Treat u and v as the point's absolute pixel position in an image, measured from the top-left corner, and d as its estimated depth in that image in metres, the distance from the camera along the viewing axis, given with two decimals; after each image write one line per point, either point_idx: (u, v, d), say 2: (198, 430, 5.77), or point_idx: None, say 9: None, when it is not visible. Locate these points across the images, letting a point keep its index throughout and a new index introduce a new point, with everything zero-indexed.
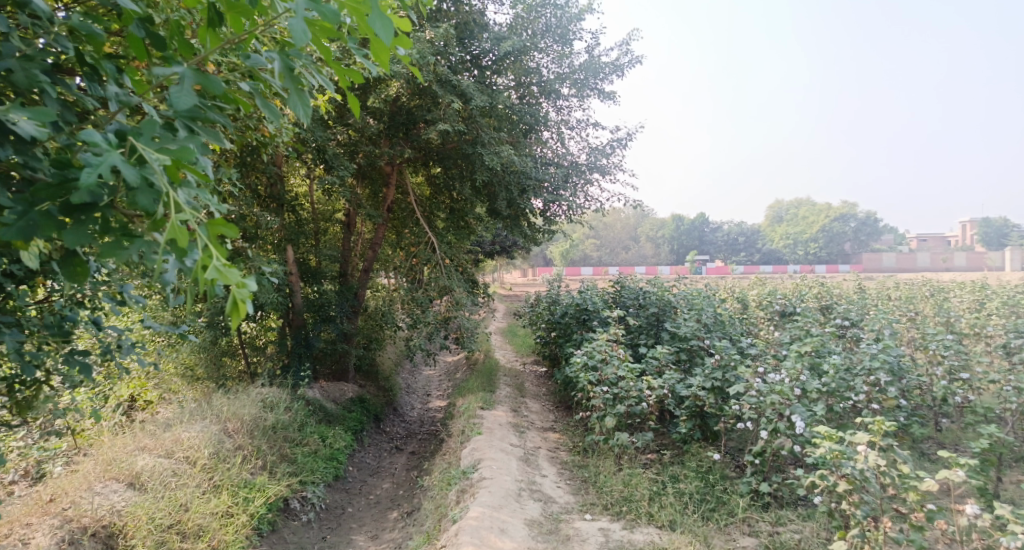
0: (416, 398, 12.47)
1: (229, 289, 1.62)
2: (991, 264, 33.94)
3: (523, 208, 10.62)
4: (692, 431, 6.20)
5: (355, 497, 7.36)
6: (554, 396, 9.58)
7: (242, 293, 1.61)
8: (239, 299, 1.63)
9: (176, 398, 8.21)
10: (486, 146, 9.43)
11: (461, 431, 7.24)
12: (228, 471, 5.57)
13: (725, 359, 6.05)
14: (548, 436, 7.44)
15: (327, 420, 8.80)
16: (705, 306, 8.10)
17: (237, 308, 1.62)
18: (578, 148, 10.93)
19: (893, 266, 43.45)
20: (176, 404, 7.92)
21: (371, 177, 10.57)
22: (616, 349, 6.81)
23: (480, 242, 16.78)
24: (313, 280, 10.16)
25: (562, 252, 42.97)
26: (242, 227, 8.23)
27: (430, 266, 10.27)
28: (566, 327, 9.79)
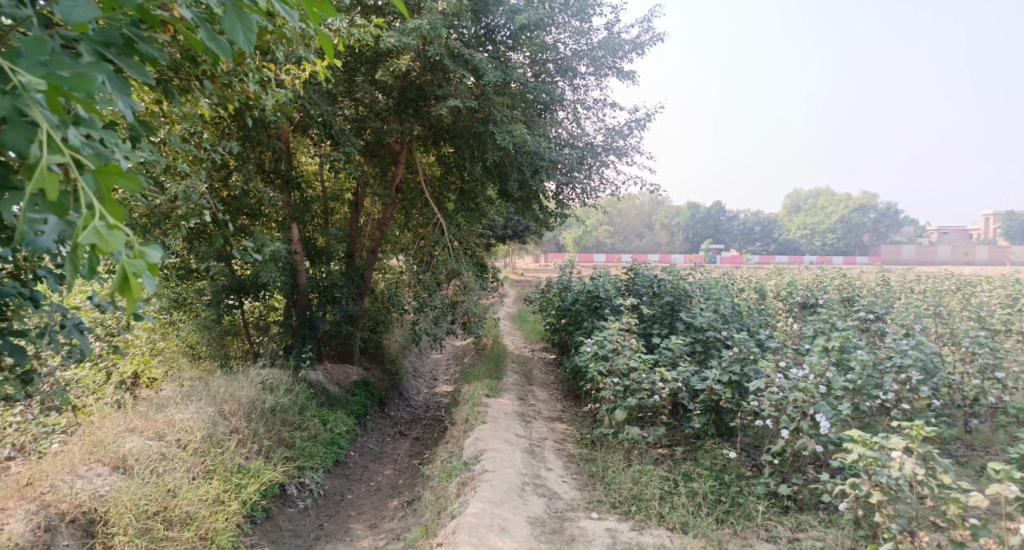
0: (422, 382, 12.28)
1: (120, 259, 1.09)
2: (1013, 260, 33.04)
3: (536, 190, 10.27)
4: (706, 426, 5.90)
5: (356, 483, 7.16)
6: (563, 384, 9.31)
7: (135, 263, 1.05)
8: (130, 273, 1.05)
9: (178, 375, 8.04)
10: (498, 124, 9.09)
11: (465, 419, 7.00)
12: (221, 455, 5.39)
13: (744, 352, 5.74)
14: (556, 427, 7.18)
15: (330, 403, 8.62)
16: (722, 295, 7.75)
17: (128, 287, 1.04)
18: (594, 129, 10.54)
19: (914, 258, 42.23)
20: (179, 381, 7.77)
21: (380, 156, 10.27)
22: (629, 338, 6.52)
23: (492, 225, 16.48)
24: (319, 260, 9.93)
25: (576, 237, 42.52)
26: (245, 203, 7.99)
27: (438, 248, 9.99)
28: (577, 314, 9.49)
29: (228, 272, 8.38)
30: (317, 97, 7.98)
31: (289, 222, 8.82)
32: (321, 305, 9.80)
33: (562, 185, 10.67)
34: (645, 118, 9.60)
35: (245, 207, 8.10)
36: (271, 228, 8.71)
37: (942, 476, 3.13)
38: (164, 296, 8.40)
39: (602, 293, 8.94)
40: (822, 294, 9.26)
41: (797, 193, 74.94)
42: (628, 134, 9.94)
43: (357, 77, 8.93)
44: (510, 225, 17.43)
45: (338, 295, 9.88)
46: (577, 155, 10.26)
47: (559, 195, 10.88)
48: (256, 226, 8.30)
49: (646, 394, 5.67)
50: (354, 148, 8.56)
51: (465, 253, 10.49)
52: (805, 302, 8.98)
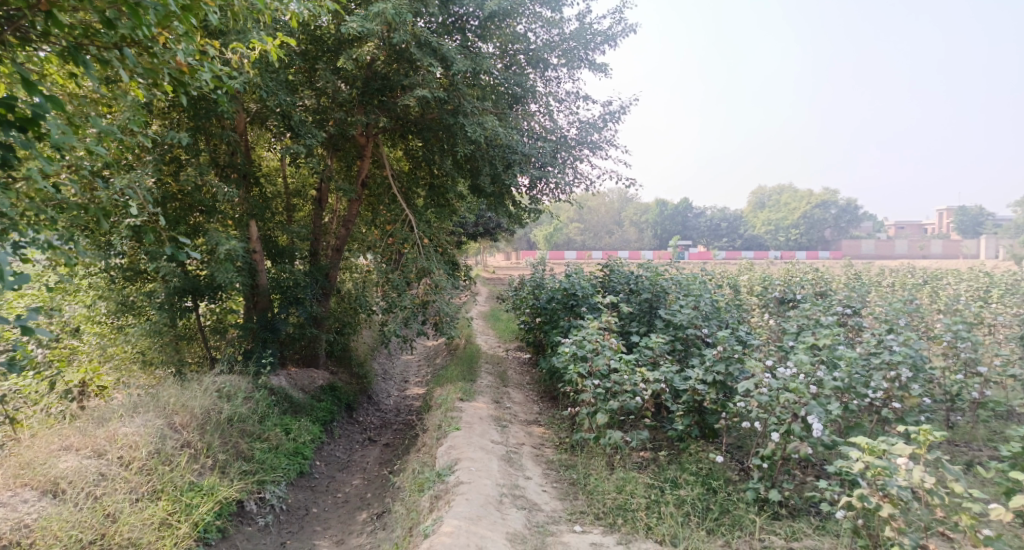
0: (392, 385, 11.86)
1: None
2: (968, 253, 33.99)
3: (508, 185, 9.91)
4: (689, 428, 5.67)
5: (321, 495, 6.74)
6: (538, 385, 9.02)
7: None
8: None
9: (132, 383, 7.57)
10: (468, 116, 8.76)
11: (438, 426, 6.65)
12: (170, 471, 4.93)
13: (728, 350, 5.52)
14: (532, 431, 6.89)
15: (294, 411, 8.15)
16: (701, 292, 7.53)
17: None
18: (567, 122, 10.25)
19: (874, 252, 43.00)
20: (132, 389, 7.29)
21: (345, 149, 9.81)
22: (608, 337, 6.26)
23: (463, 222, 16.10)
24: (280, 259, 9.43)
25: (546, 234, 42.37)
26: (198, 198, 7.48)
27: (407, 245, 9.58)
28: (552, 312, 9.20)
29: (182, 272, 7.87)
30: (275, 84, 7.50)
31: (247, 220, 8.29)
32: (283, 307, 9.31)
33: (535, 180, 10.32)
34: (620, 109, 9.34)
35: (198, 203, 7.60)
36: (228, 225, 8.21)
37: (953, 486, 2.92)
38: (110, 300, 7.86)
39: (578, 290, 8.66)
40: (799, 288, 9.15)
41: (762, 190, 76.37)
42: (602, 126, 9.66)
43: (318, 65, 8.46)
44: (482, 222, 17.08)
45: (302, 295, 9.41)
46: (551, 149, 9.95)
47: (532, 190, 10.54)
48: (211, 223, 7.80)
49: (628, 397, 5.42)
50: (316, 140, 8.11)
51: (435, 251, 10.11)
52: (782, 297, 8.85)
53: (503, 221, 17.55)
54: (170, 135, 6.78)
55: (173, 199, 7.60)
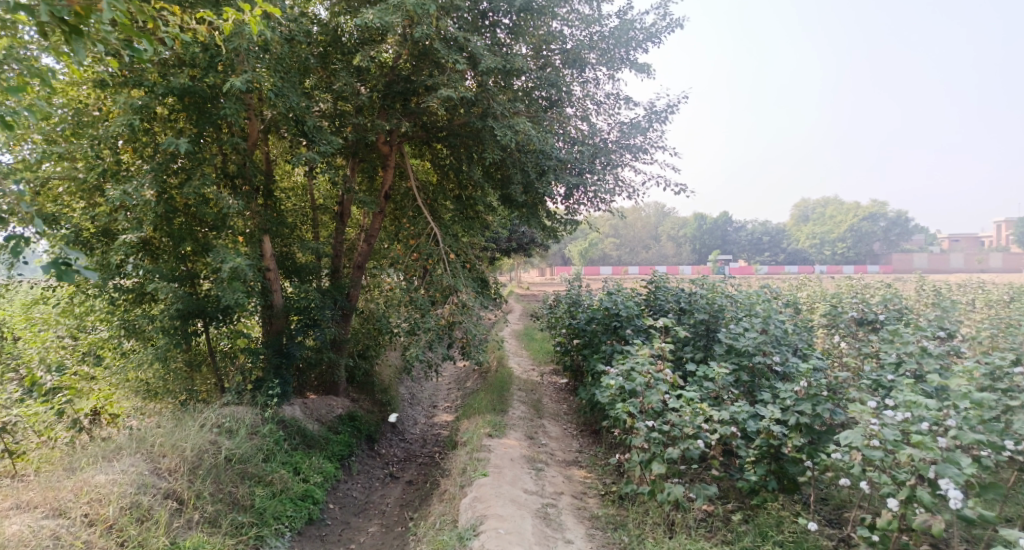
0: (419, 411, 11.06)
1: None
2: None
3: (542, 194, 9.06)
4: (764, 479, 4.67)
5: (333, 546, 5.93)
6: (577, 417, 8.06)
7: None
8: None
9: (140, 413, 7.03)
10: (497, 119, 8.04)
11: (462, 469, 5.76)
12: (144, 529, 4.21)
13: (814, 387, 4.49)
14: (572, 475, 5.96)
15: (308, 445, 7.40)
16: (766, 311, 6.51)
17: None
18: (608, 125, 9.33)
19: (928, 267, 39.92)
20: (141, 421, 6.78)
21: (367, 158, 9.17)
22: (662, 368, 5.29)
23: (495, 238, 15.41)
24: (297, 277, 8.79)
25: (581, 250, 41.33)
26: (203, 212, 6.87)
27: (432, 261, 8.82)
28: (592, 335, 8.25)
29: (187, 291, 7.20)
30: (285, 86, 6.87)
31: (259, 234, 7.65)
32: (299, 329, 8.63)
33: (572, 189, 9.42)
34: (667, 108, 8.37)
35: (203, 217, 6.97)
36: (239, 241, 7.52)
37: None
38: (112, 323, 7.28)
39: (621, 309, 7.67)
40: (878, 305, 7.95)
41: (805, 202, 73.74)
42: (647, 128, 8.70)
43: (334, 68, 7.82)
44: (515, 237, 16.34)
45: (320, 317, 8.73)
46: (591, 154, 9.03)
47: (568, 200, 9.64)
48: (219, 239, 7.08)
49: (692, 444, 4.44)
50: (332, 147, 7.44)
51: (463, 267, 9.32)
52: (861, 317, 7.67)
53: (537, 236, 16.72)
54: (169, 143, 6.16)
55: (178, 214, 6.98)
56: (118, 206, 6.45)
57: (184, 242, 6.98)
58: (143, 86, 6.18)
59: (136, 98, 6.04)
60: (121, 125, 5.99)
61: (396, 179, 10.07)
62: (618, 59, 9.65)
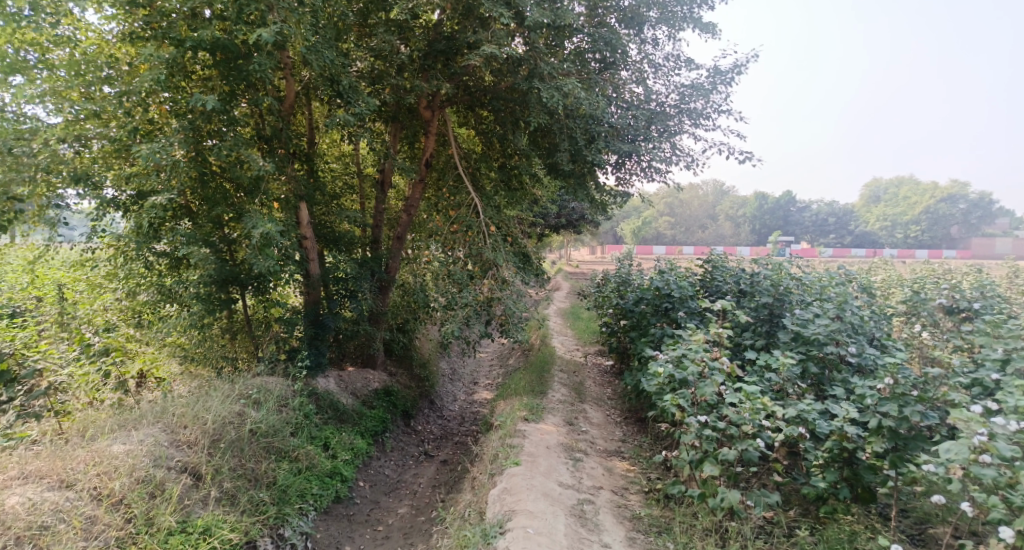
0: (460, 388, 10.79)
1: None
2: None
3: (591, 163, 8.43)
4: (834, 486, 4.07)
5: (360, 527, 5.70)
6: (622, 402, 7.55)
7: None
8: None
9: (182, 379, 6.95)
10: (545, 80, 7.47)
11: (494, 456, 5.37)
12: (153, 505, 4.06)
13: (902, 386, 3.82)
14: (614, 467, 5.48)
15: (341, 420, 7.20)
16: (840, 295, 5.77)
17: None
18: (666, 88, 8.55)
19: (1014, 253, 36.76)
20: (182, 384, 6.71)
21: (407, 122, 8.78)
22: (718, 356, 4.69)
23: (544, 212, 14.90)
24: (336, 247, 8.56)
25: (633, 228, 40.17)
26: (235, 175, 6.66)
27: (472, 234, 8.41)
28: (641, 316, 7.66)
29: (218, 258, 6.99)
30: (319, 42, 6.51)
31: (295, 201, 7.40)
32: (335, 301, 8.40)
33: (624, 158, 8.73)
34: (734, 68, 7.55)
35: (236, 180, 6.77)
36: (273, 206, 7.31)
37: None
38: (149, 287, 7.20)
39: (674, 290, 7.02)
40: (971, 292, 7.01)
41: (876, 182, 69.43)
42: (710, 91, 7.90)
43: (373, 26, 7.41)
44: (564, 213, 15.78)
45: (357, 288, 8.48)
46: (646, 119, 8.32)
47: (620, 170, 8.96)
48: (252, 204, 6.87)
49: (751, 445, 3.86)
50: (368, 110, 7.08)
51: (505, 240, 8.87)
52: (951, 305, 6.76)
53: (587, 212, 16.07)
54: (196, 99, 5.85)
55: (211, 176, 6.76)
56: (150, 166, 6.27)
57: (217, 205, 6.78)
58: (171, 39, 5.95)
59: (164, 51, 5.83)
60: (149, 79, 5.79)
61: (439, 147, 9.65)
62: (681, 17, 8.81)
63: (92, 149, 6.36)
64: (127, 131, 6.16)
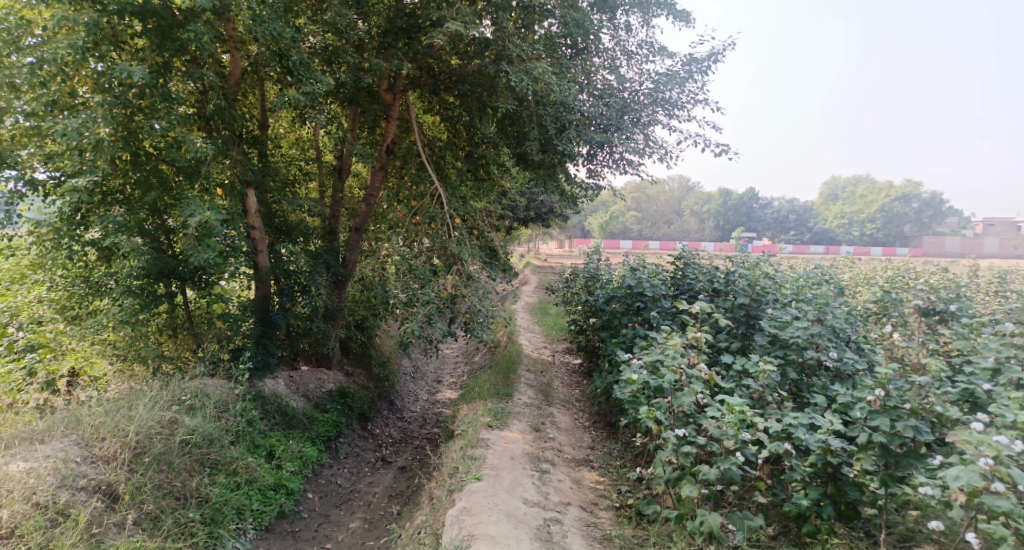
0: (422, 387, 10.33)
1: None
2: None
3: (561, 154, 8.03)
4: (818, 504, 3.78)
5: (306, 544, 5.22)
6: (590, 405, 7.21)
7: None
8: None
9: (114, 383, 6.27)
10: (513, 64, 7.04)
11: (453, 469, 4.95)
12: (53, 534, 3.64)
13: (893, 398, 3.51)
14: (582, 478, 5.13)
15: (289, 426, 6.67)
16: (818, 296, 5.53)
17: None
18: (639, 76, 8.20)
19: (964, 251, 38.07)
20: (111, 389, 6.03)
21: (367, 105, 8.23)
22: (696, 362, 4.36)
23: (513, 205, 14.49)
24: (287, 238, 7.98)
25: (601, 223, 40.11)
26: (171, 157, 6.02)
27: (435, 226, 7.92)
28: (611, 315, 7.32)
29: (153, 248, 6.34)
30: (265, 12, 5.93)
31: (240, 187, 6.81)
32: (286, 296, 7.83)
33: (596, 149, 8.36)
34: (710, 56, 7.23)
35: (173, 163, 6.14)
36: (216, 193, 6.69)
37: None
38: (74, 280, 6.50)
39: (646, 288, 6.67)
40: (948, 292, 6.83)
41: (836, 180, 71.18)
42: (686, 80, 7.56)
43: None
44: (533, 206, 15.40)
45: (311, 283, 7.92)
46: (618, 109, 7.95)
47: (591, 162, 8.58)
48: (191, 189, 6.23)
49: (734, 463, 3.52)
50: (321, 88, 6.53)
51: (470, 234, 8.41)
52: (928, 307, 6.56)
53: (557, 205, 15.72)
54: (120, 69, 5.19)
55: (144, 158, 6.11)
56: (72, 146, 5.59)
57: (151, 190, 6.14)
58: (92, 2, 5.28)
59: (82, 15, 5.15)
60: (65, 46, 5.11)
61: (402, 134, 9.11)
62: (655, 3, 8.47)
63: (6, 125, 5.66)
64: (43, 105, 5.45)
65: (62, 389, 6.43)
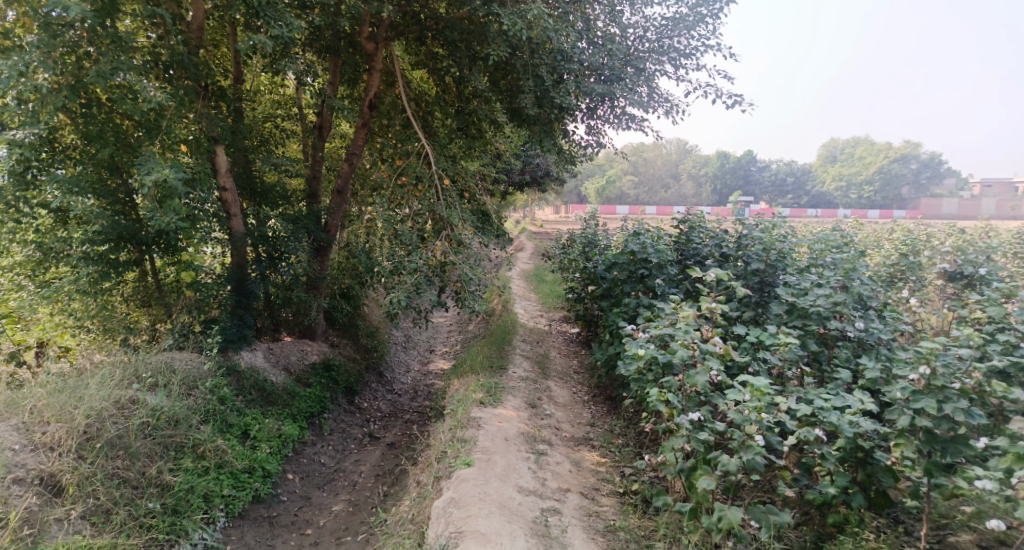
0: (413, 358, 9.90)
1: None
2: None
3: (558, 107, 7.41)
4: (846, 492, 3.37)
5: (285, 530, 4.83)
6: (590, 377, 6.79)
7: None
8: None
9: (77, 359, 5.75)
10: (505, 5, 6.38)
11: (441, 454, 4.53)
12: None
13: (941, 377, 3.02)
14: (582, 460, 4.72)
15: (268, 402, 6.22)
16: (841, 260, 5.05)
17: None
18: (643, 21, 7.52)
19: (960, 211, 37.40)
20: (71, 364, 5.52)
21: (347, 55, 7.57)
22: (710, 336, 3.90)
23: (508, 168, 13.90)
24: (263, 201, 7.41)
25: (598, 187, 39.34)
26: (124, 109, 5.42)
27: (423, 187, 7.34)
28: (612, 283, 6.84)
29: (112, 211, 5.79)
30: None
31: (207, 143, 6.22)
32: (262, 263, 7.23)
33: (596, 103, 7.73)
34: None
35: (129, 115, 5.53)
36: (180, 150, 6.11)
37: None
38: (28, 247, 5.94)
39: (650, 254, 6.15)
40: (975, 254, 6.32)
41: (835, 143, 70.13)
42: (694, 23, 6.90)
43: None
44: (528, 169, 14.79)
45: (289, 249, 7.36)
46: (621, 57, 7.30)
47: (590, 117, 7.96)
48: (151, 146, 5.66)
49: (758, 452, 3.07)
50: (292, 32, 5.88)
51: (461, 196, 7.85)
52: (954, 271, 6.05)
53: (552, 168, 15.08)
54: (53, 3, 4.56)
55: (97, 110, 5.50)
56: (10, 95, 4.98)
57: (106, 147, 5.56)
58: None
59: None
60: None
61: (386, 88, 8.43)
62: None
63: None
64: None
65: (28, 360, 6.02)
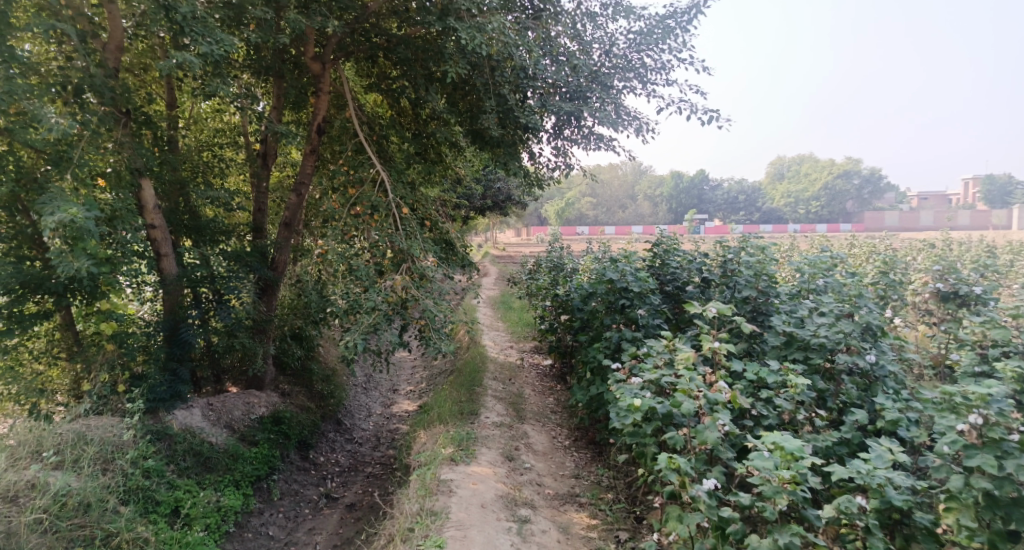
0: (375, 399, 9.16)
1: None
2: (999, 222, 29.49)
3: (523, 128, 6.95)
4: None
5: None
6: (569, 418, 6.23)
7: None
8: None
9: None
10: (462, 20, 5.92)
11: (407, 531, 3.88)
12: None
13: (998, 427, 2.58)
14: (571, 525, 4.13)
15: (206, 469, 5.43)
16: (838, 284, 4.66)
17: None
18: (608, 37, 7.16)
19: (899, 223, 38.66)
20: None
21: (290, 76, 6.96)
22: (717, 381, 3.39)
23: (470, 193, 13.38)
24: (199, 237, 6.66)
25: (558, 210, 39.34)
26: (24, 141, 4.67)
27: (379, 216, 6.73)
28: (590, 315, 6.33)
29: (12, 258, 4.97)
30: None
31: (128, 176, 5.45)
32: (200, 306, 6.43)
33: (562, 122, 7.30)
34: (692, 8, 6.25)
35: (31, 146, 4.77)
36: (97, 185, 5.39)
37: None
38: None
39: (630, 283, 5.67)
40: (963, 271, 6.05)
41: (783, 161, 72.54)
42: (663, 37, 6.57)
43: None
44: (490, 193, 14.32)
45: (229, 290, 6.59)
46: (587, 74, 6.90)
47: (556, 137, 7.53)
48: (60, 181, 4.85)
49: (796, 533, 2.52)
50: (224, 50, 5.26)
51: (421, 225, 7.26)
52: (947, 290, 5.74)
53: (514, 190, 14.65)
54: None
55: None
56: None
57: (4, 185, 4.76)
58: None
59: None
60: None
61: (335, 111, 7.83)
62: None
63: None
64: None
65: None
